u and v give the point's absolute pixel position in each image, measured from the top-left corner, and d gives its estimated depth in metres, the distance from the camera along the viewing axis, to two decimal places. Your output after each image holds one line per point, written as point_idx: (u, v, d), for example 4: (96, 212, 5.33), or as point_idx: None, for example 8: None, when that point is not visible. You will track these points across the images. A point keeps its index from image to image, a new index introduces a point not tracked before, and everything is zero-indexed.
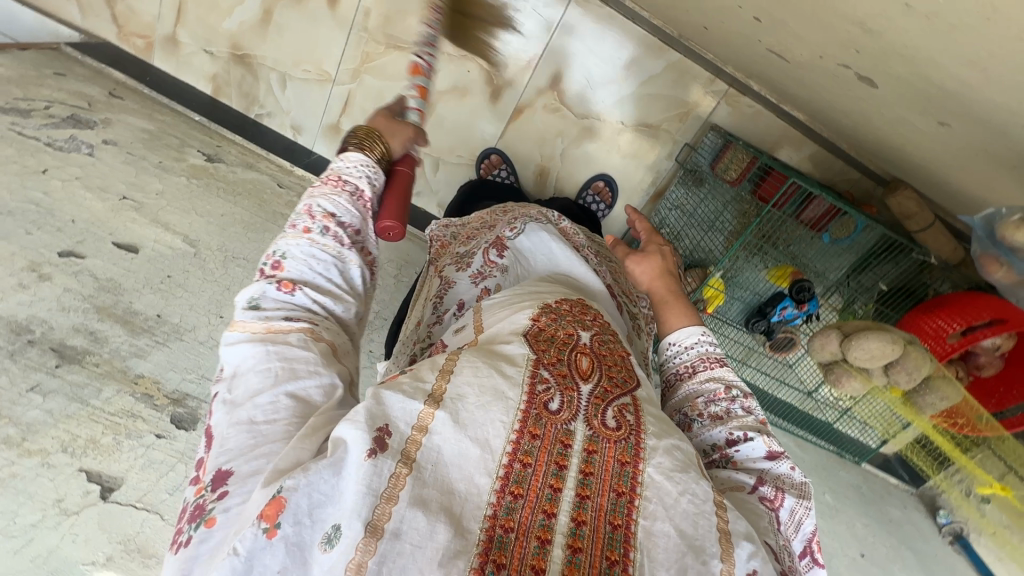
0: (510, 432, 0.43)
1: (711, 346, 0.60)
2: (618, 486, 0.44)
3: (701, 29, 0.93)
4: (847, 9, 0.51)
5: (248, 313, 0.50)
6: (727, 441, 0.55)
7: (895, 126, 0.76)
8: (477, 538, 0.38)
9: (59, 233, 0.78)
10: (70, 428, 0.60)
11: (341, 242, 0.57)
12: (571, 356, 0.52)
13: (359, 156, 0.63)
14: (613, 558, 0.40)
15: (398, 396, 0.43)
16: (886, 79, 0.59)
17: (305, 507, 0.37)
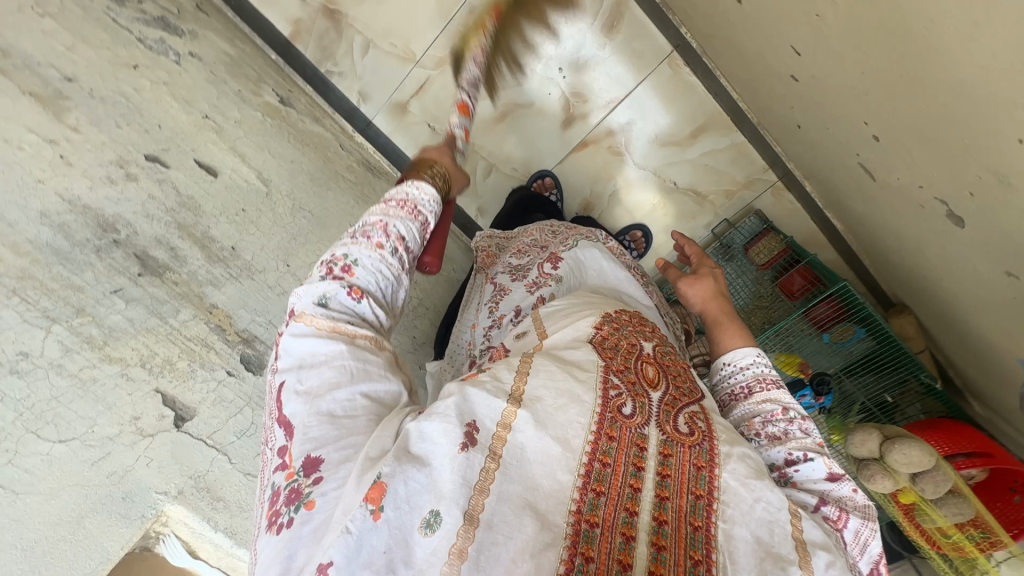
0: (589, 433, 0.43)
1: (766, 367, 0.58)
2: (695, 489, 0.43)
3: (793, 126, 1.01)
4: (991, 158, 0.55)
5: (317, 309, 0.51)
6: (787, 460, 0.52)
7: (953, 263, 0.83)
8: (563, 530, 0.38)
9: (146, 135, 0.74)
10: (150, 343, 0.57)
11: (404, 265, 0.57)
12: (637, 364, 0.51)
13: (432, 190, 0.61)
14: (697, 558, 0.40)
15: (483, 394, 0.43)
16: (983, 226, 0.66)
17: (421, 494, 0.39)
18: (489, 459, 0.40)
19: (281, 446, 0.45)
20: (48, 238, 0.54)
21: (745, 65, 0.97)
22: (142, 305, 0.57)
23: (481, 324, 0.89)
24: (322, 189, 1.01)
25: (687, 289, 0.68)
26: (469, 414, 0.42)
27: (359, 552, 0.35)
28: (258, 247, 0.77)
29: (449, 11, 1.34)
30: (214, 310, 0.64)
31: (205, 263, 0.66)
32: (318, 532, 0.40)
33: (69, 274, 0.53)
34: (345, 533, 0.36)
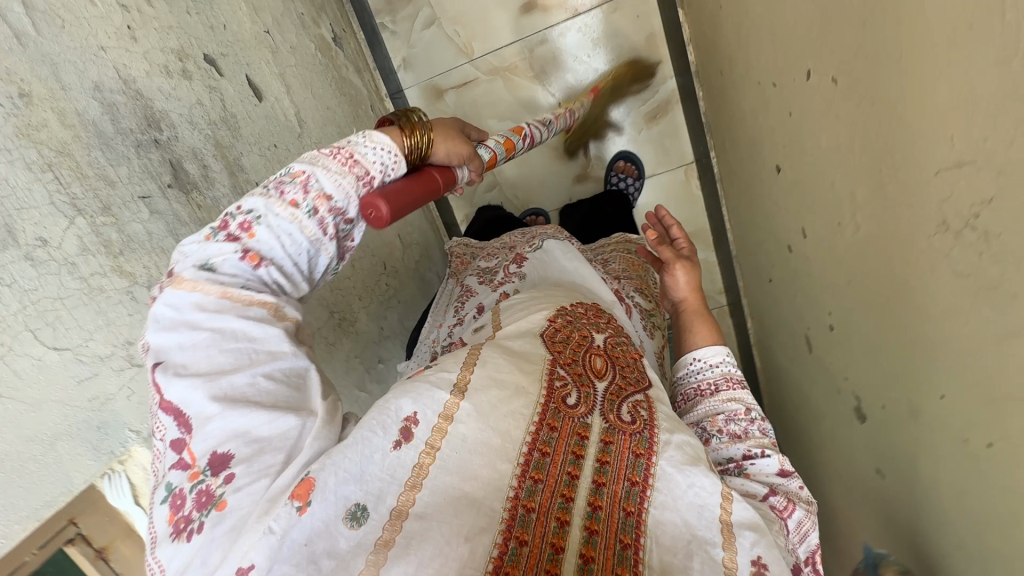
0: (529, 424, 0.43)
1: (731, 367, 0.63)
2: (631, 476, 0.43)
3: (767, 279, 1.15)
4: (913, 392, 0.66)
5: (198, 272, 0.41)
6: (744, 455, 0.56)
7: (841, 446, 0.98)
8: (500, 515, 0.38)
9: (211, 33, 0.68)
10: (160, 266, 0.53)
11: (328, 232, 0.46)
12: (584, 357, 0.51)
13: (386, 139, 0.49)
14: (626, 541, 0.39)
15: (419, 387, 0.42)
16: (882, 433, 0.79)
17: (352, 487, 0.38)
18: (425, 454, 0.40)
19: (174, 440, 0.38)
20: (96, 116, 0.49)
21: (755, 215, 1.09)
22: (164, 221, 0.53)
23: (447, 324, 0.87)
24: (345, 148, 0.98)
25: (674, 277, 0.78)
26: (397, 412, 0.41)
27: (285, 547, 0.35)
28: None
29: (523, 31, 1.34)
30: None
31: (230, 194, 0.63)
32: (233, 530, 0.36)
33: (105, 164, 0.49)
34: (269, 531, 0.35)
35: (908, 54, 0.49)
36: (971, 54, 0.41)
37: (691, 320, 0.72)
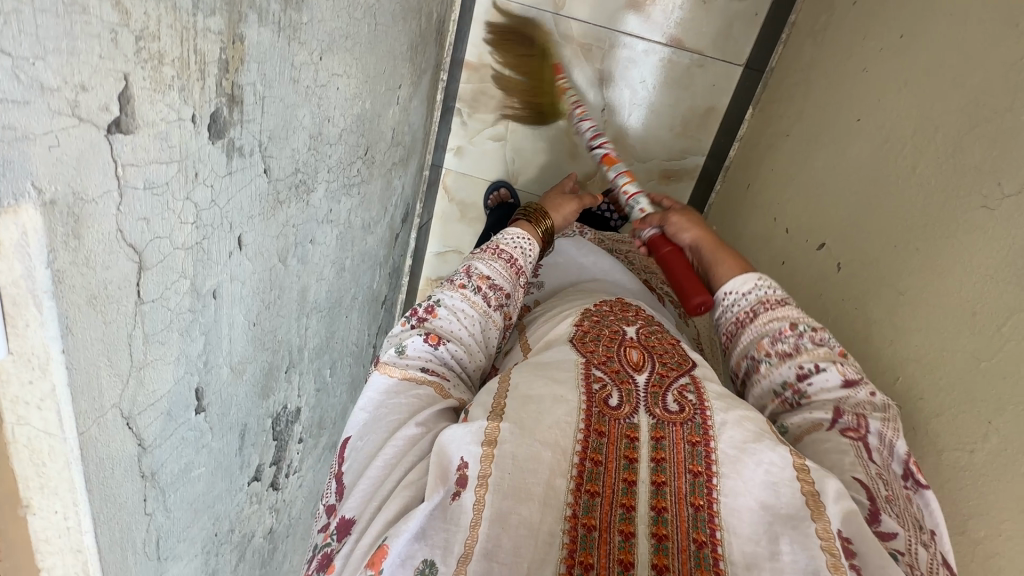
0: (579, 434, 0.60)
1: (764, 292, 0.73)
2: (693, 466, 0.58)
3: None
4: None
5: (394, 355, 0.79)
6: (797, 375, 0.66)
7: None
8: (563, 540, 0.52)
9: None
10: (162, 23, 0.41)
11: (485, 309, 0.88)
12: (623, 351, 0.73)
13: (513, 232, 0.99)
14: (701, 538, 0.52)
15: (461, 430, 0.59)
16: None
17: (417, 547, 0.52)
18: (478, 486, 0.54)
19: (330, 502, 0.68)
20: None
21: None
22: None
23: None
24: (397, 13, 0.87)
25: (677, 224, 0.88)
26: (455, 457, 0.58)
27: None
28: (318, 16, 0.63)
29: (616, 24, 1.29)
30: (236, 43, 0.50)
31: None
32: None
33: None
34: None
35: (912, 294, 0.60)
36: (962, 332, 0.54)
37: (717, 254, 0.81)
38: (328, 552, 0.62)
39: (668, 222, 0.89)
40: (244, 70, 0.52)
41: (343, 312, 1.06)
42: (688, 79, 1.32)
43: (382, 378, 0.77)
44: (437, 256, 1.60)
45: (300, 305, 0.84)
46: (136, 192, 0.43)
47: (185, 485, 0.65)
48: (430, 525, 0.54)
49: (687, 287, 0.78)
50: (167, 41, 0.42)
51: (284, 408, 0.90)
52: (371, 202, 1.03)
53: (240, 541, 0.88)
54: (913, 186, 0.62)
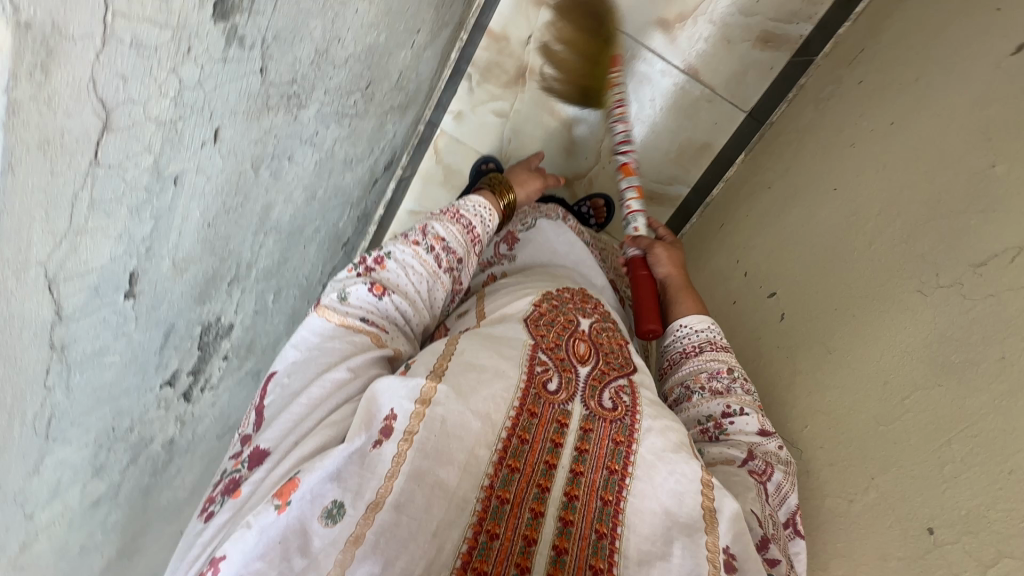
0: (510, 409, 0.63)
1: (712, 334, 0.81)
2: (612, 463, 0.62)
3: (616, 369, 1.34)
4: None
5: (334, 300, 0.81)
6: (721, 412, 0.73)
7: None
8: (473, 508, 0.55)
9: None
10: None
11: (435, 269, 0.90)
12: (570, 341, 0.75)
13: (477, 200, 1.02)
14: (603, 530, 0.57)
15: (397, 381, 0.60)
16: None
17: (328, 487, 0.54)
18: (402, 441, 0.56)
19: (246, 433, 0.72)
20: None
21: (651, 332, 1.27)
22: None
23: None
24: None
25: (660, 255, 0.93)
26: (383, 408, 0.60)
27: (265, 532, 0.51)
28: None
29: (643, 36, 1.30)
30: None
31: None
32: (234, 511, 0.60)
33: None
34: (252, 521, 0.51)
35: (838, 355, 0.65)
36: (871, 398, 0.59)
37: (679, 292, 0.89)
38: (237, 477, 0.67)
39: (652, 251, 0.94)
40: None
41: (302, 240, 1.03)
42: (694, 111, 1.35)
43: (319, 318, 0.78)
44: (408, 214, 1.55)
45: (260, 219, 0.80)
46: (121, 48, 0.41)
47: (94, 368, 0.61)
48: (345, 468, 0.55)
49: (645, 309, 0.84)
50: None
51: (216, 320, 0.86)
52: (360, 137, 1.00)
53: (136, 443, 0.84)
54: (864, 258, 0.67)
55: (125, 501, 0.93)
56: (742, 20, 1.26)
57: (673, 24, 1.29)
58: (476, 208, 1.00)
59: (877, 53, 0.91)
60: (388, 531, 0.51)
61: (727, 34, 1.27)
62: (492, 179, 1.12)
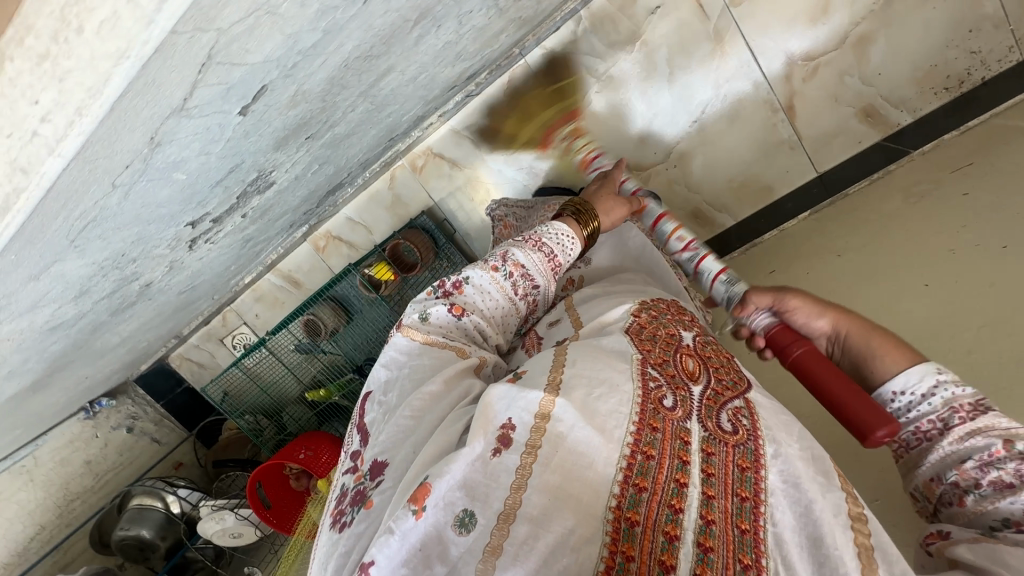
0: (632, 424, 0.62)
1: (956, 393, 0.66)
2: (740, 491, 0.61)
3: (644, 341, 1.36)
4: None
5: (416, 318, 0.86)
6: (1022, 512, 0.57)
7: None
8: (607, 531, 0.55)
9: None
10: None
11: (510, 293, 0.92)
12: (678, 357, 0.76)
13: (562, 228, 0.99)
14: (745, 562, 0.55)
15: (509, 393, 0.64)
16: None
17: (458, 495, 0.57)
18: (525, 453, 0.59)
19: (355, 452, 0.76)
20: None
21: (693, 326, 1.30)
22: None
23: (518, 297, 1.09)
24: None
25: (803, 313, 0.83)
26: (501, 414, 0.63)
27: (405, 537, 0.55)
28: None
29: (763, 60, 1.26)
30: None
31: None
32: (366, 526, 0.63)
33: None
34: (393, 532, 0.55)
35: None
36: None
37: (863, 347, 0.75)
38: (358, 488, 0.69)
39: (785, 308, 0.85)
40: None
41: (374, 121, 0.89)
42: (774, 152, 1.34)
43: (400, 335, 0.84)
44: (452, 132, 1.47)
45: (370, 83, 0.67)
46: None
47: (161, 179, 0.48)
48: (470, 476, 0.58)
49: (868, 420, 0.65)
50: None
51: (267, 174, 0.72)
52: (482, 36, 0.87)
53: (127, 276, 0.70)
54: (960, 363, 0.74)
55: (77, 333, 0.78)
56: (858, 85, 1.24)
57: (796, 60, 1.25)
58: (558, 235, 0.98)
59: (988, 173, 0.94)
60: (524, 544, 0.52)
61: (837, 93, 1.26)
62: (577, 204, 1.07)
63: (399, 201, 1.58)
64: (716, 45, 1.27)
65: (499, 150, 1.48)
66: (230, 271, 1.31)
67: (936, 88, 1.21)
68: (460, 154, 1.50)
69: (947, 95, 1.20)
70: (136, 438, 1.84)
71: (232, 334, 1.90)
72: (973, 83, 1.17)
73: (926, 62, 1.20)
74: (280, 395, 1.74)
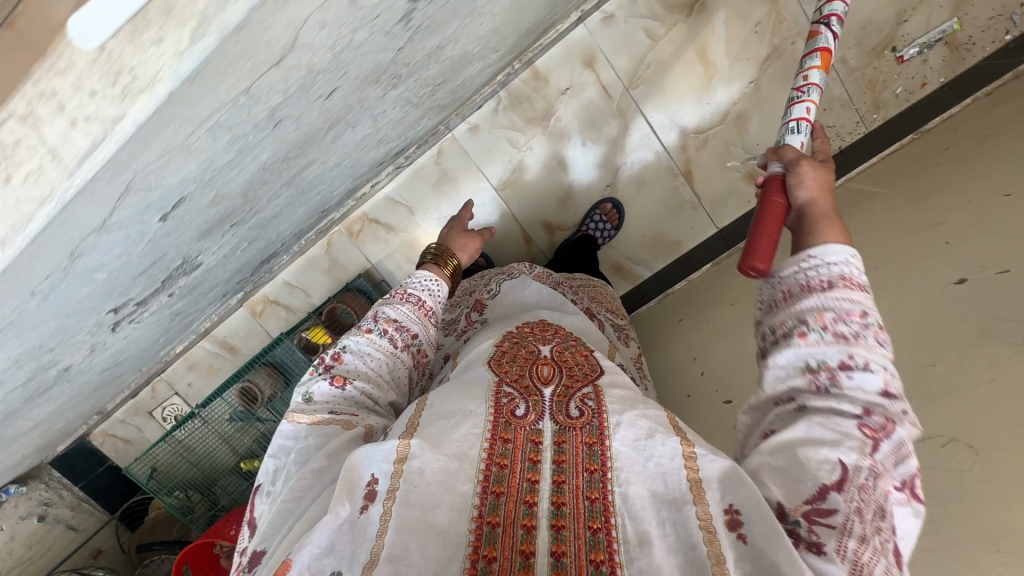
0: (483, 440, 0.63)
1: (849, 266, 0.59)
2: (591, 465, 0.59)
3: None
4: None
5: (303, 403, 0.82)
6: (840, 363, 0.55)
7: None
8: (467, 539, 0.53)
9: None
10: None
11: (387, 346, 0.92)
12: (535, 368, 0.76)
13: (427, 275, 1.05)
14: (597, 526, 0.53)
15: (367, 448, 0.61)
16: None
17: (326, 561, 0.52)
18: (386, 499, 0.56)
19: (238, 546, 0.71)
20: None
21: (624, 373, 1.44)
22: None
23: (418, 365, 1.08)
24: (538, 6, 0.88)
25: (801, 174, 0.69)
26: (365, 474, 0.59)
27: None
28: None
29: (663, 132, 1.44)
30: None
31: None
32: None
33: None
34: None
35: None
36: None
37: (814, 223, 0.64)
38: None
39: (794, 169, 0.70)
40: None
41: (302, 199, 0.95)
42: (679, 211, 1.49)
43: (282, 420, 0.80)
44: (386, 200, 1.56)
45: (291, 177, 0.74)
46: (340, 1, 0.38)
47: (81, 281, 0.52)
48: (336, 540, 0.53)
49: (757, 244, 0.64)
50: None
51: (192, 258, 0.76)
52: (402, 125, 0.96)
53: (44, 364, 0.70)
54: None
55: None
56: (742, 154, 1.43)
57: (688, 132, 1.43)
58: (423, 282, 1.03)
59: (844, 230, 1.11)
60: None
61: (726, 160, 1.44)
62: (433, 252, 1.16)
63: (337, 264, 1.62)
64: (621, 120, 1.44)
65: (431, 214, 1.56)
66: (158, 343, 1.29)
67: None
68: (394, 219, 1.57)
69: None
70: (48, 527, 1.70)
71: (162, 405, 1.81)
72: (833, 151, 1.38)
73: None
74: (206, 472, 1.68)
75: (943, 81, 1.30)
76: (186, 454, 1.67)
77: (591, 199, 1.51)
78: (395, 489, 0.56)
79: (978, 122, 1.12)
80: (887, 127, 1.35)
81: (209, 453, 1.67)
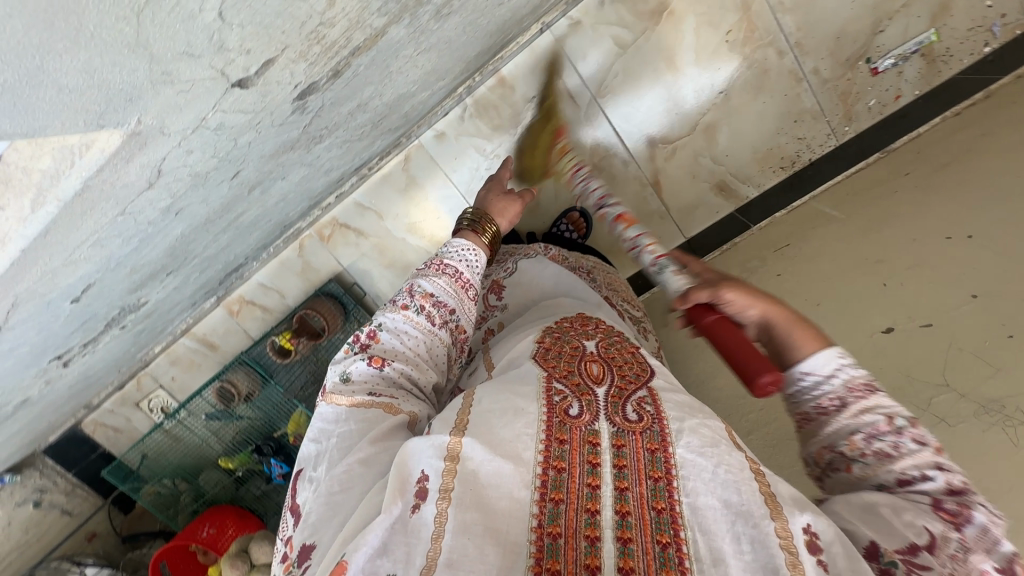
0: (540, 442, 0.56)
1: (852, 372, 0.60)
2: (654, 471, 0.54)
3: None
4: None
5: (339, 383, 0.71)
6: (898, 480, 0.55)
7: None
8: (529, 548, 0.48)
9: None
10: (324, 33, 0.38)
11: (427, 323, 0.78)
12: (583, 365, 0.68)
13: (462, 242, 0.88)
14: (665, 540, 0.48)
15: (423, 445, 0.55)
16: None
17: (383, 563, 0.47)
18: (440, 500, 0.50)
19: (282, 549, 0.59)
20: None
21: None
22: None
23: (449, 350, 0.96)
24: (482, 38, 0.86)
25: (731, 301, 0.69)
26: (416, 470, 0.54)
27: None
28: (429, 33, 0.60)
29: (631, 141, 1.42)
30: (362, 45, 0.47)
31: (409, 27, 0.51)
32: None
33: None
34: None
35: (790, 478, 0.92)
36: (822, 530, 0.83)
37: (789, 334, 0.65)
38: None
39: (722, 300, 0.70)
40: (345, 69, 0.49)
41: (253, 228, 0.96)
42: (648, 220, 1.48)
43: (322, 404, 0.70)
44: (354, 205, 1.56)
45: (226, 224, 0.75)
46: (204, 132, 0.39)
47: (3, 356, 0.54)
48: (390, 542, 0.48)
49: (749, 368, 0.59)
50: (342, 16, 0.38)
51: (136, 301, 0.78)
52: (350, 153, 0.96)
53: None
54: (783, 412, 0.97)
55: None
56: (711, 164, 1.41)
57: (657, 142, 1.41)
58: (458, 250, 0.87)
59: None
60: None
61: (694, 170, 1.42)
62: (471, 213, 0.99)
63: (309, 267, 1.63)
64: (590, 128, 1.42)
65: (400, 219, 1.56)
66: (130, 351, 1.32)
67: (774, 166, 1.38)
68: (363, 223, 1.58)
69: (784, 172, 1.37)
70: (43, 512, 1.79)
71: (148, 397, 1.82)
72: (803, 163, 1.36)
73: (763, 145, 1.37)
74: (187, 470, 1.76)
75: (918, 94, 1.26)
76: (177, 442, 1.72)
77: (560, 207, 1.50)
78: (449, 489, 0.51)
79: (941, 147, 1.10)
80: (859, 140, 1.31)
81: (187, 453, 1.75)
